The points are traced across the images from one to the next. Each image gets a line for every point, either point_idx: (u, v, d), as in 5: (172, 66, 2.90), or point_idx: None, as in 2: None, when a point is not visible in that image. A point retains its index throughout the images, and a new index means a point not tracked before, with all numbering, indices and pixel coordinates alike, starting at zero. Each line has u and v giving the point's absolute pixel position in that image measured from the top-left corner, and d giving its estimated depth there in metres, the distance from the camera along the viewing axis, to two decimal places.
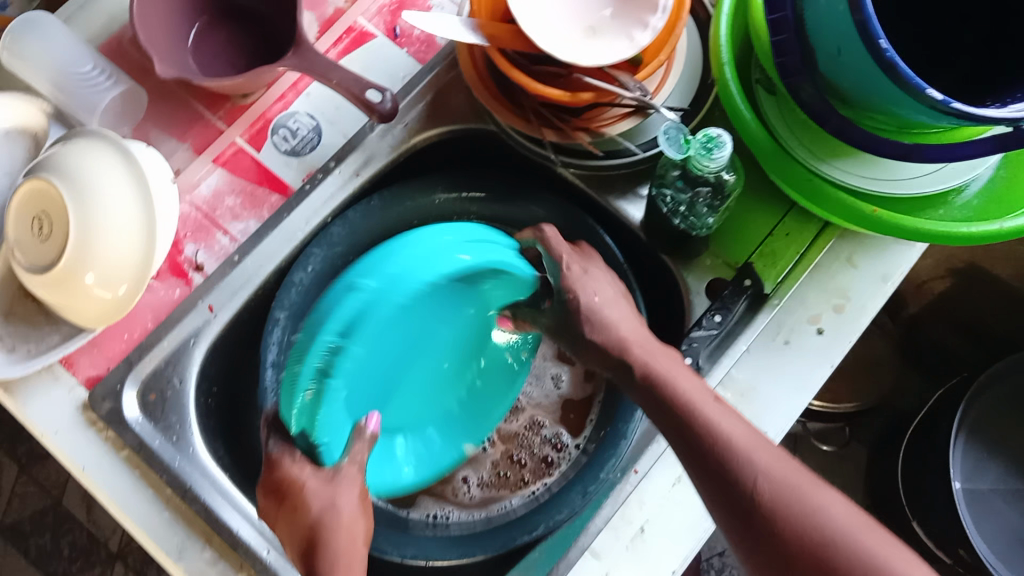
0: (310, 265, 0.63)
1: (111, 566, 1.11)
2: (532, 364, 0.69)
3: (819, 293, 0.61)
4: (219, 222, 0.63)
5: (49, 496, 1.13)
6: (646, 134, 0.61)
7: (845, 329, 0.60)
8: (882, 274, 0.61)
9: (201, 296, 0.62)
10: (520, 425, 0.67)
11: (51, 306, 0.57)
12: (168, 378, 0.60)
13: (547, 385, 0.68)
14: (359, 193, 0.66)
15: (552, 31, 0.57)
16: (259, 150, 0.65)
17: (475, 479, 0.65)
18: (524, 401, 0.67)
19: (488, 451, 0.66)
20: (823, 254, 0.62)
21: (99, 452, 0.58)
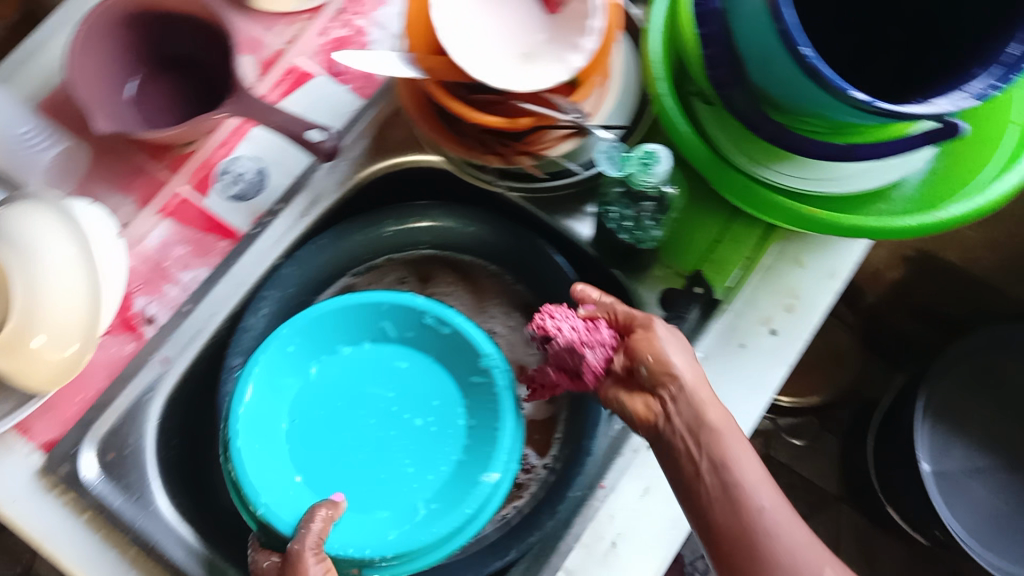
0: (263, 309, 0.63)
1: None
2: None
3: (770, 295, 0.62)
4: (168, 273, 0.63)
5: (21, 560, 1.11)
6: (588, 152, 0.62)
7: (798, 327, 0.61)
8: (830, 272, 0.62)
9: (155, 350, 0.61)
10: None
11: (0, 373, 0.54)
12: (125, 435, 0.60)
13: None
14: (309, 233, 0.66)
15: (488, 59, 0.57)
16: (206, 197, 0.65)
17: None
18: None
19: None
20: (771, 256, 0.63)
21: (59, 518, 0.56)
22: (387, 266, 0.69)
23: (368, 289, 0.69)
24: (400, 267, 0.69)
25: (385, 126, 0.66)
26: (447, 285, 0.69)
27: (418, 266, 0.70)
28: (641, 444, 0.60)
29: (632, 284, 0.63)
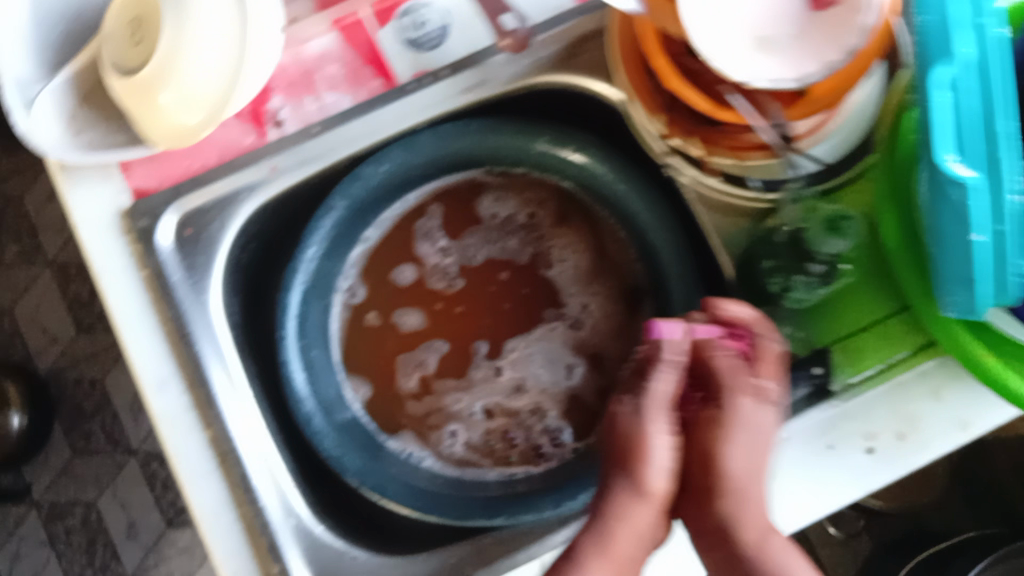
0: (385, 163, 0.59)
1: (98, 415, 1.15)
2: (548, 347, 0.63)
3: (885, 413, 0.57)
4: (314, 85, 0.60)
5: (63, 300, 1.19)
6: (779, 176, 0.54)
7: (898, 459, 0.56)
8: (962, 422, 0.56)
9: (267, 155, 0.58)
10: (523, 406, 0.62)
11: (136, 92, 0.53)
12: (209, 220, 0.58)
13: (558, 372, 0.62)
14: (464, 110, 0.61)
15: (721, 28, 0.48)
16: (381, 29, 0.60)
17: (463, 436, 0.61)
18: (531, 383, 0.62)
19: (484, 419, 0.61)
20: (910, 374, 0.57)
21: (122, 264, 0.58)
22: (523, 181, 0.63)
23: (500, 196, 0.64)
24: (546, 190, 0.63)
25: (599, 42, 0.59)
26: (573, 236, 0.63)
27: (564, 196, 0.63)
28: None
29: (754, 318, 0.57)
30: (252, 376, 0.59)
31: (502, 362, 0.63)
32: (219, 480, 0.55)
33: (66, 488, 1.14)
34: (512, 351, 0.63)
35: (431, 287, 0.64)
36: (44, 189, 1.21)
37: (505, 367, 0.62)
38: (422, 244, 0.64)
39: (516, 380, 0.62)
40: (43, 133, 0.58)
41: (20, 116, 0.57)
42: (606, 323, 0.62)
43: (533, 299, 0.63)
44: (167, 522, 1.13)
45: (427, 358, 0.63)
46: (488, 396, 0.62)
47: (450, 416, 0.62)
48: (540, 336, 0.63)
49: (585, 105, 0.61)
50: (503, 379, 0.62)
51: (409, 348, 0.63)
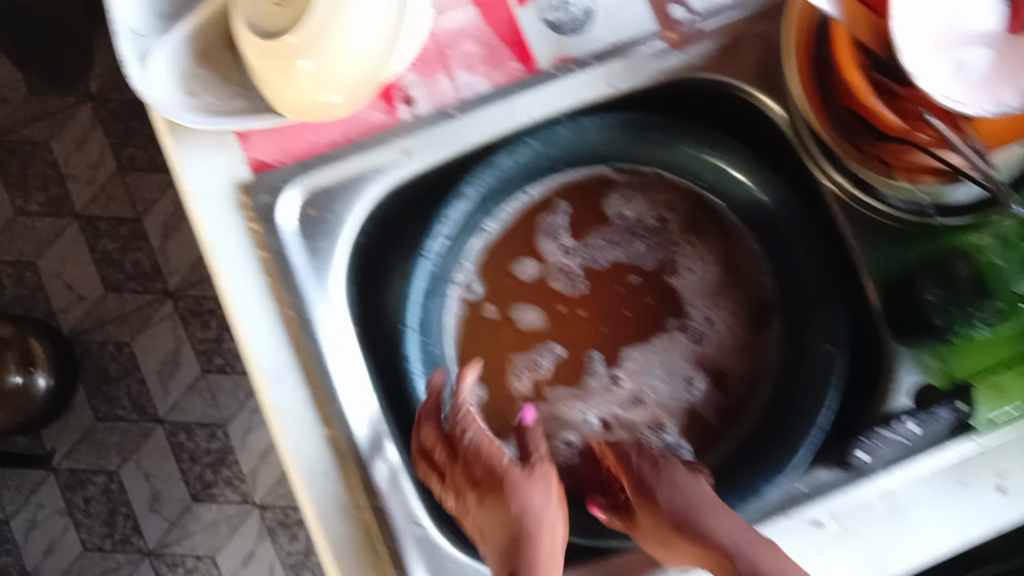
0: (519, 154, 0.56)
1: (126, 379, 1.12)
2: (667, 358, 0.61)
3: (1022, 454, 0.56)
4: (448, 63, 0.56)
5: (89, 253, 1.12)
6: (947, 199, 0.54)
7: None
8: None
9: (401, 135, 0.55)
10: (640, 418, 0.60)
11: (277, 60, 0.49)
12: (335, 202, 0.55)
13: (678, 386, 0.61)
14: (605, 103, 0.58)
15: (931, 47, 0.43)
16: (522, 7, 0.56)
17: (578, 444, 0.59)
18: (648, 395, 0.61)
19: (599, 429, 0.60)
20: None
21: (238, 242, 0.55)
22: (647, 179, 0.60)
23: (628, 195, 0.61)
24: (676, 192, 0.60)
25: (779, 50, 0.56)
26: (704, 245, 0.61)
27: (696, 201, 0.60)
28: (808, 517, 0.54)
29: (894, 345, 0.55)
30: (369, 366, 0.57)
31: (620, 371, 0.60)
32: (337, 478, 0.54)
33: (86, 455, 1.11)
34: (631, 360, 0.61)
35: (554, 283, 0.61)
36: (75, 137, 1.12)
37: (624, 377, 0.60)
38: (545, 241, 0.61)
39: (634, 390, 0.60)
40: (157, 90, 0.53)
41: (135, 70, 0.52)
42: (729, 338, 0.61)
43: (654, 309, 0.61)
44: (192, 496, 1.11)
45: (541, 360, 0.60)
46: (606, 405, 0.60)
47: (564, 423, 0.59)
48: (661, 345, 0.61)
49: (730, 106, 0.58)
50: (622, 389, 0.60)
51: (523, 348, 0.60)
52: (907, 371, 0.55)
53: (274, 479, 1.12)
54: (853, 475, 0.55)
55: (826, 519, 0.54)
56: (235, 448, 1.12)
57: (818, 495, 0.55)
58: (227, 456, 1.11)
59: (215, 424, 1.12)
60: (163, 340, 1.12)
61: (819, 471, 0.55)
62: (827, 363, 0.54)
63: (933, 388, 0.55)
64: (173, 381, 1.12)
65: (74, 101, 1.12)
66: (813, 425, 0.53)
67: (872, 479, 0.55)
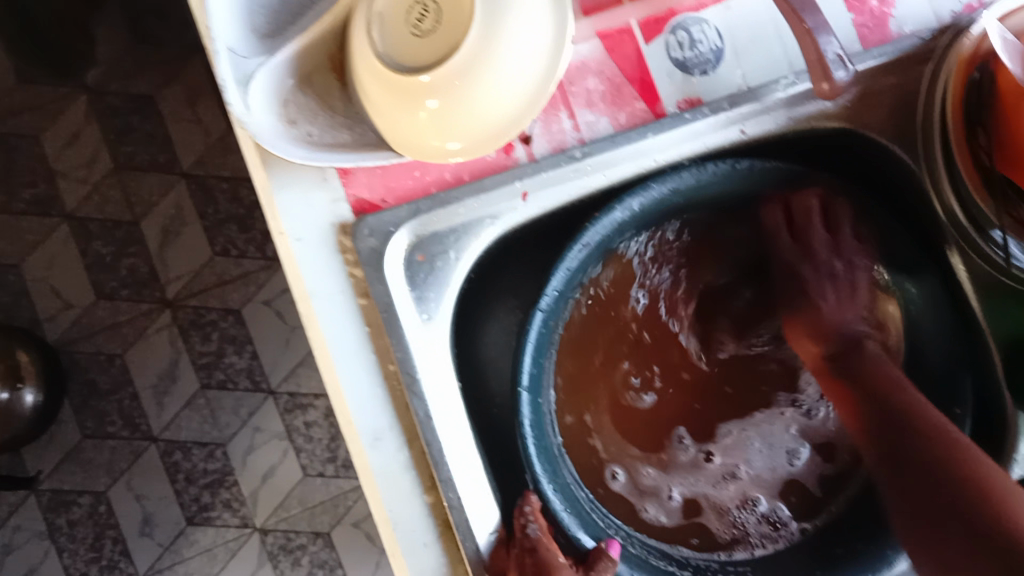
0: (640, 200, 0.52)
1: (117, 395, 1.05)
2: (769, 431, 0.59)
3: None
4: (570, 100, 0.52)
5: (82, 258, 1.05)
6: None
7: None
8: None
9: (520, 178, 0.50)
10: (730, 496, 0.57)
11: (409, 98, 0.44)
12: (446, 246, 0.50)
13: (778, 459, 0.58)
14: (730, 150, 0.54)
15: None
16: (648, 43, 0.52)
17: (659, 513, 0.56)
18: (743, 470, 0.58)
19: (677, 499, 0.57)
20: None
21: (335, 288, 0.49)
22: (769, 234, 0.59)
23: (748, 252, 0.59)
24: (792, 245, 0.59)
25: (926, 102, 0.51)
26: None
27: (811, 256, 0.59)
28: None
29: (1016, 414, 0.52)
30: (471, 423, 0.52)
31: (712, 446, 0.58)
32: (438, 551, 0.48)
33: (71, 475, 1.03)
34: (725, 436, 0.59)
35: (661, 340, 0.59)
36: (66, 129, 1.05)
37: (716, 453, 0.58)
38: (655, 296, 0.59)
39: (728, 466, 0.58)
40: (257, 119, 0.47)
41: (234, 96, 0.46)
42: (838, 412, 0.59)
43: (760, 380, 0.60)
44: (188, 519, 1.04)
45: (642, 398, 0.58)
46: (696, 485, 0.57)
47: (647, 492, 0.57)
48: (763, 419, 0.59)
49: (863, 165, 0.56)
50: (713, 466, 0.58)
51: (616, 390, 0.57)
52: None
53: (277, 503, 1.05)
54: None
55: None
56: (236, 469, 1.05)
57: None
58: (226, 478, 1.05)
59: (213, 443, 1.05)
60: (161, 352, 1.05)
61: None
62: (952, 426, 0.53)
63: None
64: (169, 398, 1.05)
65: (69, 92, 1.05)
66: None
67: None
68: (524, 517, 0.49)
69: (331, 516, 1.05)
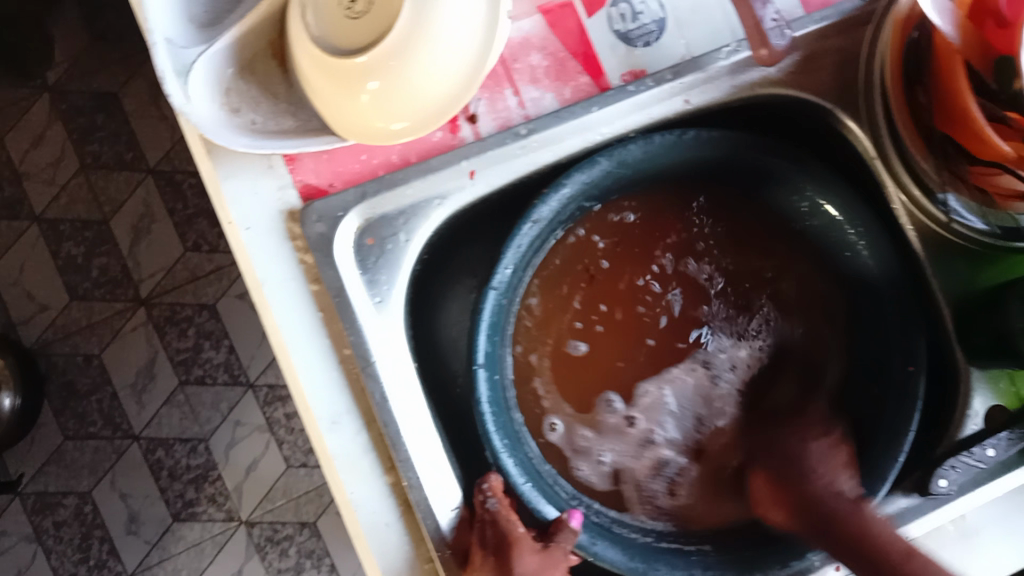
0: (589, 175, 0.52)
1: (96, 396, 1.05)
2: (684, 389, 0.60)
3: None
4: (514, 77, 0.52)
5: (54, 261, 1.05)
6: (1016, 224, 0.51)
7: None
8: None
9: (466, 157, 0.50)
10: (645, 463, 0.59)
11: (347, 81, 0.44)
12: (396, 228, 0.50)
13: (693, 428, 0.60)
14: (677, 119, 0.54)
15: None
16: (590, 17, 0.52)
17: (584, 471, 0.58)
18: (659, 437, 0.59)
19: (605, 460, 0.58)
20: None
21: (286, 275, 0.49)
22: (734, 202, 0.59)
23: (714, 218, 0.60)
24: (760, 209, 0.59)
25: (868, 64, 0.52)
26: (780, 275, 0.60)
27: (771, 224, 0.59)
28: None
29: (967, 368, 0.53)
30: (429, 403, 0.52)
31: (635, 411, 0.59)
32: (400, 530, 0.49)
33: (55, 477, 1.04)
34: (645, 397, 0.59)
35: (619, 271, 0.60)
36: (31, 132, 1.05)
37: (637, 417, 0.59)
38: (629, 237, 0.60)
39: (645, 433, 0.59)
40: (199, 109, 0.47)
41: (174, 87, 0.46)
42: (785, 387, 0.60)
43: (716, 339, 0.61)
44: (174, 515, 1.04)
45: (578, 343, 0.59)
46: (616, 446, 0.59)
47: (574, 449, 0.58)
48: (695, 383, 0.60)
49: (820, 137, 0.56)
50: (633, 432, 0.59)
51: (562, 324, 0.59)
52: (977, 392, 0.53)
53: (261, 495, 1.05)
54: (932, 501, 0.53)
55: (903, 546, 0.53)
56: (218, 463, 1.05)
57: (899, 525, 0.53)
58: (209, 473, 1.05)
59: (195, 439, 1.05)
60: (138, 350, 1.05)
61: (895, 498, 0.53)
62: (907, 384, 0.51)
63: (1003, 410, 0.53)
64: (148, 396, 1.05)
65: (32, 94, 1.05)
66: (897, 452, 0.50)
67: (952, 504, 0.53)
68: (482, 493, 0.50)
69: (316, 505, 1.06)
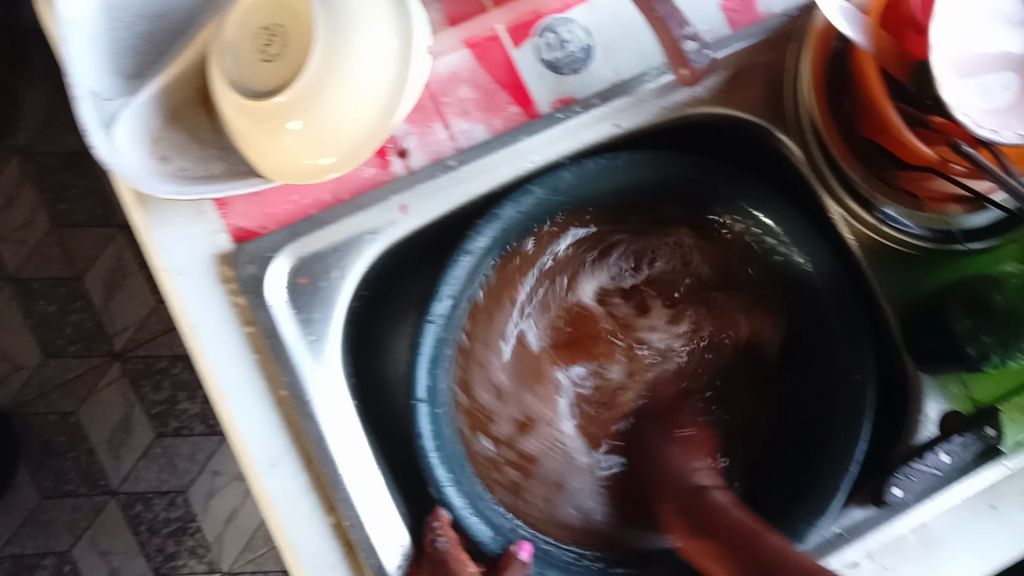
0: (524, 205, 0.52)
1: (72, 452, 1.04)
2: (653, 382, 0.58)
3: None
4: (443, 110, 0.52)
5: (28, 319, 1.05)
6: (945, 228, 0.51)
7: None
8: None
9: (397, 192, 0.50)
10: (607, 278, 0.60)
11: (271, 124, 0.44)
12: (327, 267, 0.50)
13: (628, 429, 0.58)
14: (608, 143, 0.54)
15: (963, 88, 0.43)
16: (517, 48, 0.53)
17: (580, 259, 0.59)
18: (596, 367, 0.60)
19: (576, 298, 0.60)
20: None
21: (219, 319, 0.49)
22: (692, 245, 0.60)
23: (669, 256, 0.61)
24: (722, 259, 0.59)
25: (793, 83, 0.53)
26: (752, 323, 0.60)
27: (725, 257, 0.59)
28: (849, 560, 0.52)
29: (917, 375, 0.52)
30: (372, 440, 0.51)
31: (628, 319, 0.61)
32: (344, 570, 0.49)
33: (34, 536, 1.03)
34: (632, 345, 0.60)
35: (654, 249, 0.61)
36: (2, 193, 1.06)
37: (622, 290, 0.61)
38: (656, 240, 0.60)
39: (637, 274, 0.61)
40: (125, 158, 0.47)
41: (99, 138, 0.46)
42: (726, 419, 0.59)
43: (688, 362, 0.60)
44: (154, 570, 1.03)
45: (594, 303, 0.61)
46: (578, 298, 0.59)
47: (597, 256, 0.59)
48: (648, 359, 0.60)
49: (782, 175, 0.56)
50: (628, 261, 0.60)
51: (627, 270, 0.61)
52: (930, 399, 0.52)
53: (242, 545, 1.04)
54: (887, 512, 0.52)
55: (865, 559, 0.52)
56: (198, 515, 1.04)
57: (856, 538, 0.51)
58: (189, 525, 1.04)
59: (173, 492, 1.04)
60: (113, 405, 1.05)
61: (852, 509, 0.52)
62: (856, 395, 0.51)
63: (958, 415, 0.52)
64: (125, 450, 1.04)
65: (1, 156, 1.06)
66: (848, 463, 0.50)
67: (909, 513, 0.52)
68: (432, 532, 0.48)
69: None
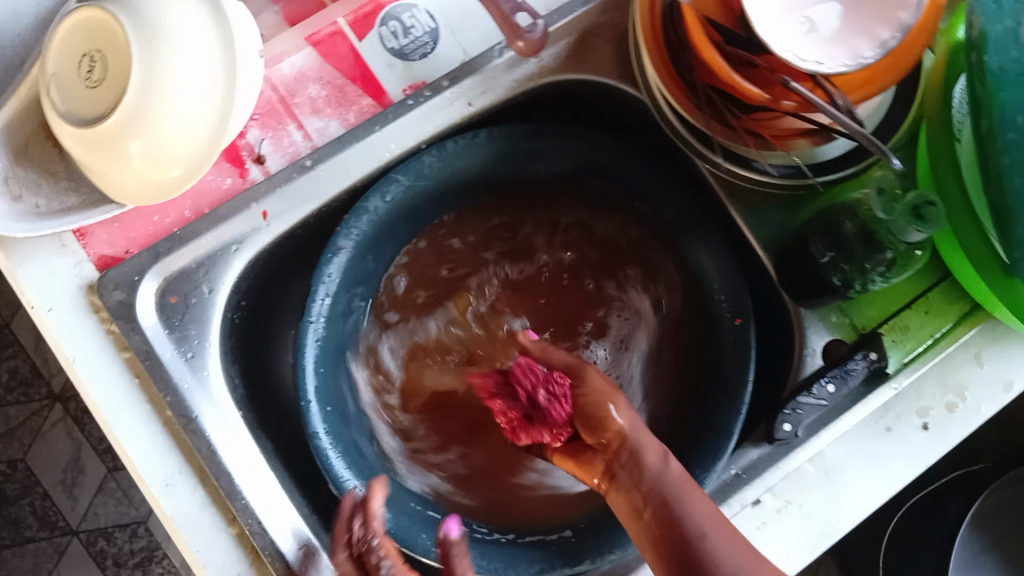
0: (388, 194, 0.52)
1: (28, 497, 1.04)
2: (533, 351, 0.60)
3: (934, 385, 0.55)
4: (294, 111, 0.52)
5: None
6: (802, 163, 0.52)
7: (953, 433, 0.54)
8: (1005, 382, 0.55)
9: (255, 199, 0.51)
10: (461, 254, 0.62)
11: (106, 148, 0.44)
12: (198, 282, 0.50)
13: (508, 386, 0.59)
14: (467, 123, 0.55)
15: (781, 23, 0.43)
16: (361, 40, 0.53)
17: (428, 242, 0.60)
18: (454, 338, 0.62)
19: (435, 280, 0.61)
20: (952, 345, 0.55)
21: (95, 348, 0.49)
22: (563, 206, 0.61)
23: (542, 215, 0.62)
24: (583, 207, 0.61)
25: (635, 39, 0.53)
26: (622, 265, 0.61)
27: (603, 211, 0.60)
28: (750, 500, 0.53)
29: (797, 308, 0.54)
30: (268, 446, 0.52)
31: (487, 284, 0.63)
32: None
33: None
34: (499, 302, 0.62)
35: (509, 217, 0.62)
36: None
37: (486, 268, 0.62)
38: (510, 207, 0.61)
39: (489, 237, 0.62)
40: None
41: None
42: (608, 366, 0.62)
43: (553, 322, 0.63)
44: None
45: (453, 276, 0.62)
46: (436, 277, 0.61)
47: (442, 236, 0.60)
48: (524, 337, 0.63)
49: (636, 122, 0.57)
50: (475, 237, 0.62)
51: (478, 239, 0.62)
52: (813, 331, 0.53)
53: None
54: (783, 447, 0.53)
55: (765, 497, 0.53)
56: (161, 542, 1.04)
57: (753, 476, 0.53)
58: (154, 553, 1.04)
59: (134, 523, 1.04)
60: (61, 446, 1.05)
61: (748, 449, 0.53)
62: (738, 338, 0.51)
63: (841, 344, 0.53)
64: (80, 488, 1.04)
65: None
66: (737, 404, 0.50)
67: (803, 446, 0.53)
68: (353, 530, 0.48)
69: None
